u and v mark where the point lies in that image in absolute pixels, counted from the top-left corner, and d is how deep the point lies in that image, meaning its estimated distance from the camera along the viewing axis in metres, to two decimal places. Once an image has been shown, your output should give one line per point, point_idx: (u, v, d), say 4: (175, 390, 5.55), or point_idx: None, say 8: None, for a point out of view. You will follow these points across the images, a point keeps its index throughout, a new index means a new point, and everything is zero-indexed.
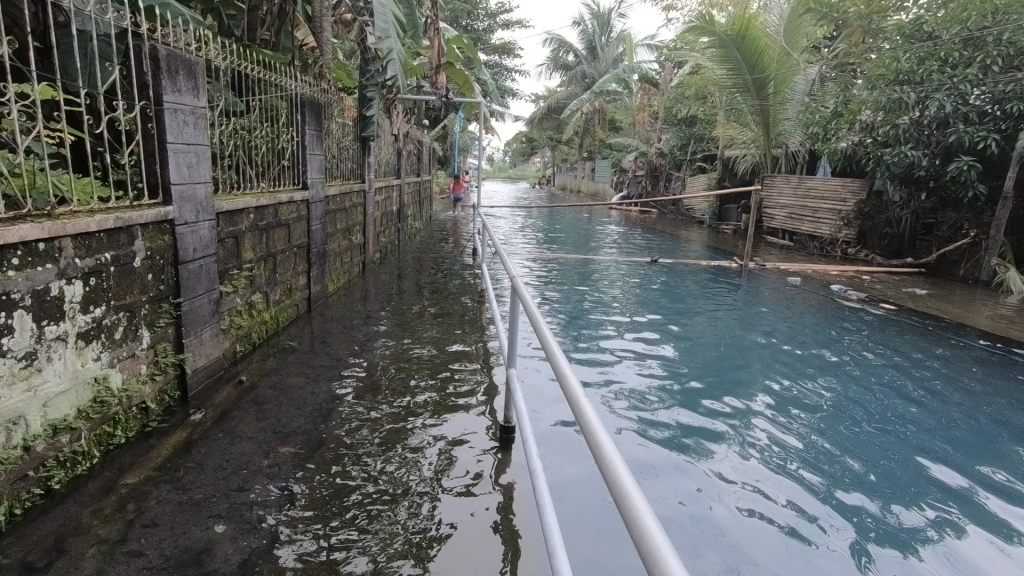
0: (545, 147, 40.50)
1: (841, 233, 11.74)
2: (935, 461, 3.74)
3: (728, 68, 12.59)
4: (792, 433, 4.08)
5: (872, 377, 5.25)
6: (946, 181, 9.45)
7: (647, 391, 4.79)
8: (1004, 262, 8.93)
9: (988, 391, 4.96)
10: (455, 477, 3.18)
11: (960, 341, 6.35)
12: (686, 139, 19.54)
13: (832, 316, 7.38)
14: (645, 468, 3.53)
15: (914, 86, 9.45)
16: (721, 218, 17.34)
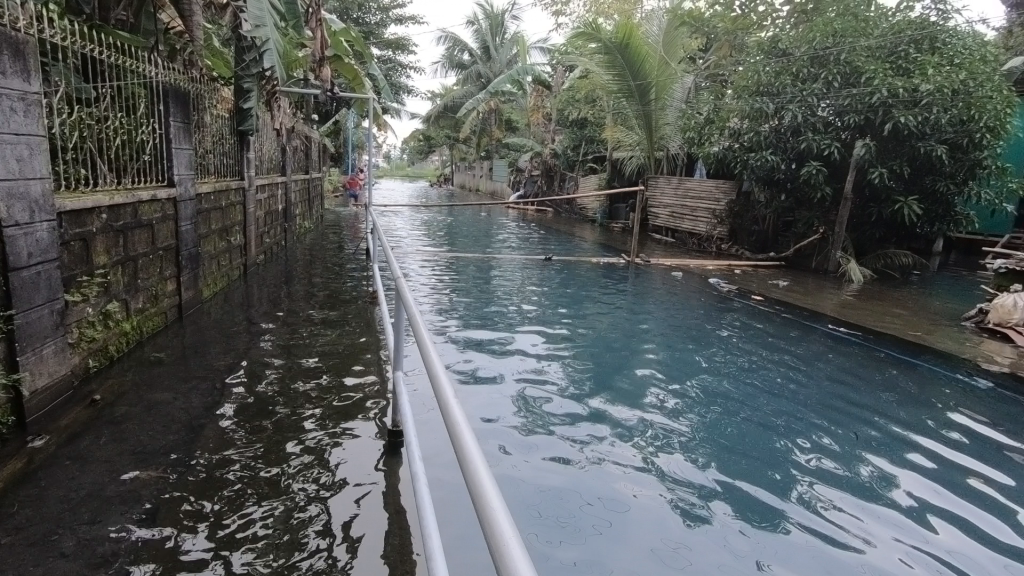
0: (442, 146, 40.27)
1: (715, 230, 12.77)
2: (793, 441, 4.11)
3: (614, 74, 13.21)
4: (672, 421, 4.32)
5: (742, 361, 5.75)
6: (800, 183, 10.59)
7: (541, 387, 4.87)
8: (846, 255, 10.20)
9: (835, 368, 5.63)
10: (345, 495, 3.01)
11: (814, 326, 7.15)
12: (578, 141, 20.30)
13: (708, 308, 8.03)
14: (541, 470, 3.54)
15: (773, 97, 10.47)
16: (611, 217, 18.24)
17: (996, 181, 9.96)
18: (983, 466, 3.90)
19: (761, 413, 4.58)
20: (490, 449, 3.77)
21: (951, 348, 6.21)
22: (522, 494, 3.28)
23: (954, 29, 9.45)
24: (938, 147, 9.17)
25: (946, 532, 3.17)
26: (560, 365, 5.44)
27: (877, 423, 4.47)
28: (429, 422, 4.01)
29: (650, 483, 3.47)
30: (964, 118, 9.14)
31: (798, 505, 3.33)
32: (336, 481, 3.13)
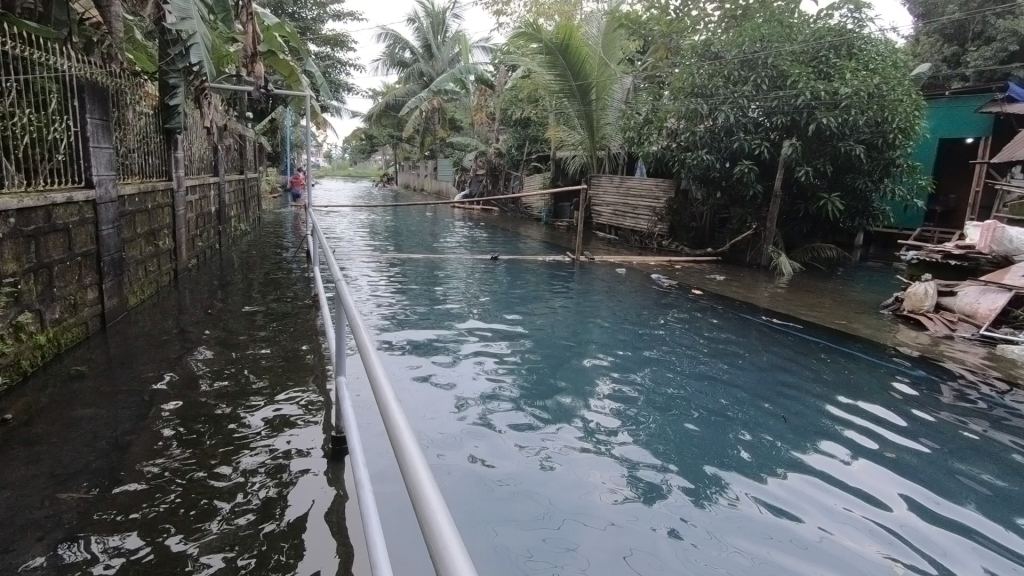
0: (385, 146, 39.57)
1: (656, 227, 13.14)
2: (731, 428, 4.27)
3: (555, 74, 13.37)
4: (618, 414, 4.41)
5: (684, 354, 5.93)
6: (733, 181, 11.06)
7: (488, 386, 4.86)
8: (777, 249, 10.73)
9: (769, 357, 5.90)
10: (288, 506, 2.89)
11: (748, 318, 7.49)
12: (522, 140, 20.45)
13: (650, 302, 8.26)
14: (493, 471, 3.53)
15: (706, 99, 10.86)
16: (556, 215, 18.49)
17: (908, 178, 10.73)
18: (907, 440, 4.16)
19: (701, 402, 4.74)
20: (440, 452, 3.72)
21: (871, 334, 6.65)
22: (474, 496, 3.25)
23: (868, 37, 10.12)
24: (856, 146, 9.79)
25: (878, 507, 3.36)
26: (508, 363, 5.43)
27: (808, 406, 4.72)
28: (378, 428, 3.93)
29: (601, 477, 3.52)
30: (879, 120, 9.80)
31: (742, 490, 3.46)
32: (279, 494, 2.99)
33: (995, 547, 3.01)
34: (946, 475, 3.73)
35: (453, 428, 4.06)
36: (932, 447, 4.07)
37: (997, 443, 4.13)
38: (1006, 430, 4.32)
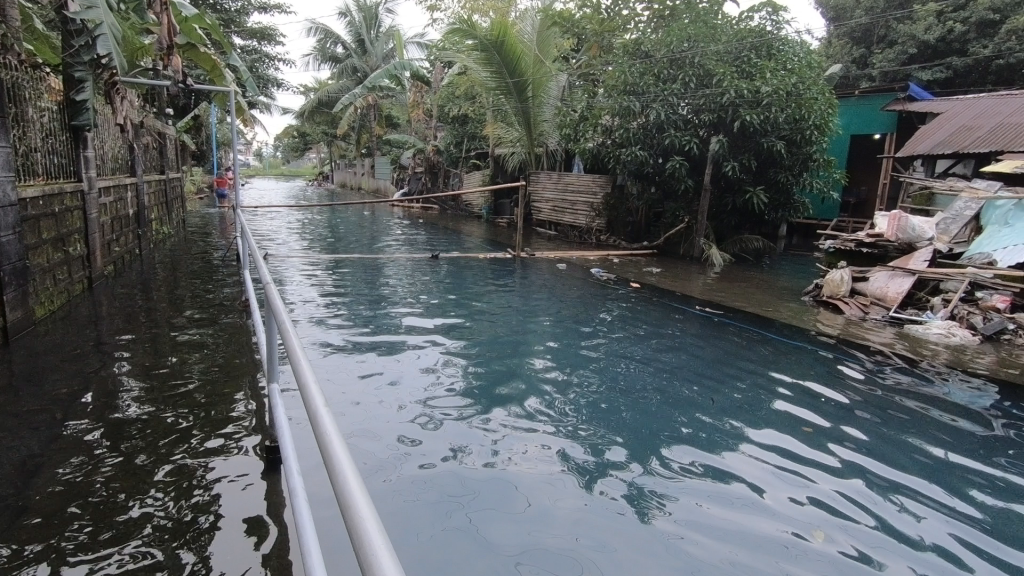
0: (318, 143, 38.34)
1: (594, 222, 13.41)
2: (669, 412, 4.44)
3: (492, 71, 13.35)
4: (563, 404, 4.49)
5: (624, 346, 6.05)
6: (666, 176, 11.42)
7: (432, 383, 4.83)
8: (708, 241, 11.20)
9: (703, 346, 6.12)
10: (224, 524, 2.75)
11: (683, 308, 7.79)
12: (460, 137, 20.34)
13: (590, 296, 8.45)
14: (439, 469, 3.49)
15: (638, 96, 11.15)
16: (496, 212, 18.54)
17: (824, 172, 11.43)
18: (831, 418, 4.42)
19: (640, 389, 4.88)
20: (384, 453, 3.65)
21: (794, 319, 7.08)
22: (420, 496, 3.20)
23: (785, 38, 10.68)
24: (777, 142, 10.33)
25: (808, 479, 3.56)
26: (450, 362, 5.36)
27: (740, 388, 4.97)
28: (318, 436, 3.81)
29: (548, 468, 3.54)
30: (797, 117, 10.39)
31: (684, 472, 3.57)
32: (214, 510, 2.84)
33: (909, 510, 3.26)
34: (866, 447, 3.99)
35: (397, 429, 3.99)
36: (849, 420, 4.40)
37: (906, 413, 4.50)
38: (913, 403, 4.68)
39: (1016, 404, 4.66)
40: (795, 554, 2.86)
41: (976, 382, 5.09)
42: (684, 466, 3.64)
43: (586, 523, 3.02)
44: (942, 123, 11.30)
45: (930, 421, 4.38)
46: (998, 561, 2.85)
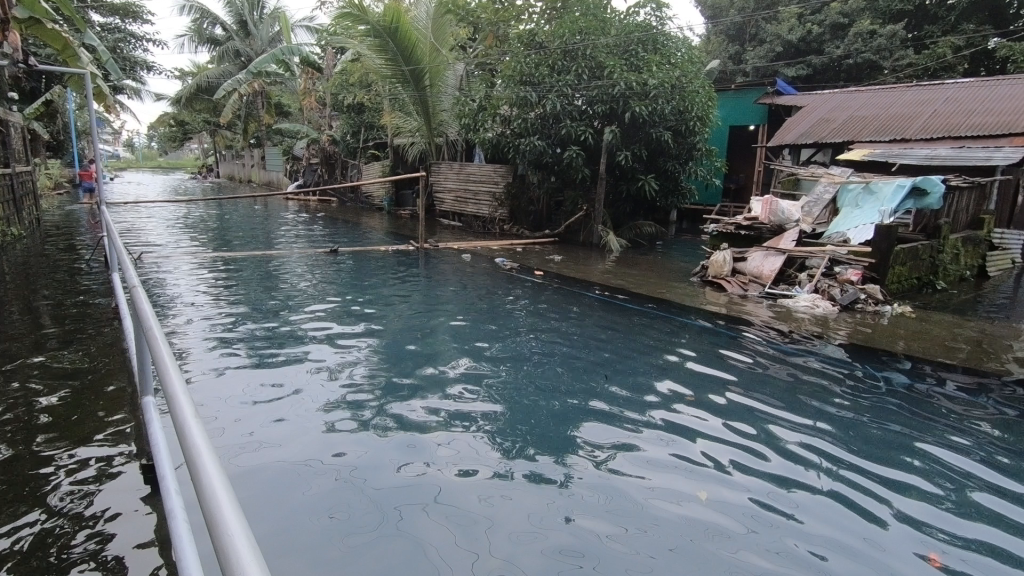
0: (200, 133, 35.38)
1: (497, 212, 13.49)
2: (575, 392, 4.60)
3: (386, 58, 12.95)
4: (473, 394, 4.49)
5: (528, 333, 6.17)
6: (563, 165, 11.71)
7: (338, 381, 4.66)
8: (606, 228, 11.66)
9: (603, 328, 6.39)
10: (106, 561, 2.50)
11: (585, 293, 8.09)
12: (357, 127, 19.61)
13: (496, 285, 8.52)
14: (344, 475, 3.35)
15: (535, 87, 11.34)
16: (398, 203, 18.12)
17: (707, 160, 12.27)
18: (719, 386, 4.81)
19: (546, 373, 5.00)
20: (282, 464, 3.44)
21: (685, 299, 7.58)
22: (323, 503, 3.07)
23: (669, 33, 11.29)
24: (665, 133, 10.96)
25: (701, 449, 3.81)
26: (354, 358, 5.19)
27: (639, 366, 5.24)
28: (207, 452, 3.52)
29: (456, 462, 3.52)
30: (682, 108, 11.07)
31: (589, 453, 3.69)
32: (94, 548, 2.57)
33: (790, 468, 3.58)
34: (751, 413, 4.33)
35: (297, 435, 3.79)
36: (736, 387, 4.78)
37: (782, 377, 4.98)
38: (789, 368, 5.18)
39: (867, 364, 5.30)
40: (694, 523, 3.05)
41: (836, 347, 5.73)
42: (588, 447, 3.76)
43: (497, 515, 3.04)
44: (805, 115, 12.51)
45: (803, 382, 4.88)
46: (861, 508, 3.22)
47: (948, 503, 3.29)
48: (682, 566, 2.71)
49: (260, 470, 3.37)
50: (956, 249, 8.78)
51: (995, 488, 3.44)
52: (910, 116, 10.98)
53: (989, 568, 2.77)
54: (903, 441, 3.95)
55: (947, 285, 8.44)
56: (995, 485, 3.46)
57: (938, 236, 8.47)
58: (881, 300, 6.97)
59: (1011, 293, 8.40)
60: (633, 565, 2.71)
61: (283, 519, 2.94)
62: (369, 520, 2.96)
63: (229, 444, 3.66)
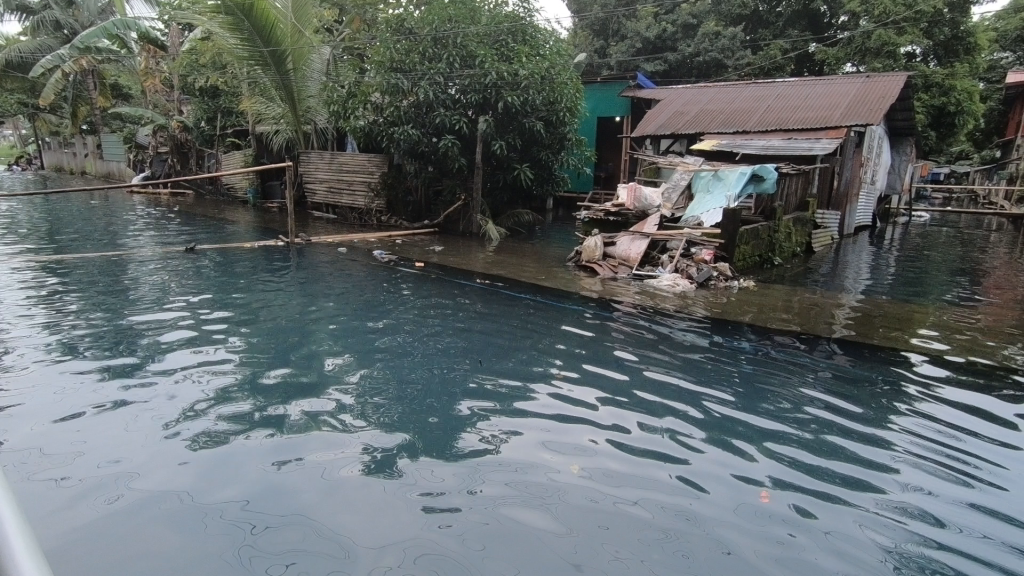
0: (14, 117, 30.29)
1: (373, 203, 13.05)
2: (462, 380, 4.59)
3: (241, 37, 11.90)
4: (356, 389, 4.33)
5: (408, 325, 6.05)
6: (439, 154, 11.59)
7: (205, 388, 4.27)
8: (484, 217, 11.75)
9: (484, 316, 6.45)
10: None
11: (466, 283, 8.10)
12: (212, 112, 17.93)
13: (374, 279, 8.26)
14: (213, 487, 3.07)
15: (406, 74, 11.11)
16: (265, 195, 16.89)
17: (578, 150, 12.81)
18: (595, 362, 5.05)
19: (427, 364, 4.94)
20: (144, 482, 3.09)
21: (561, 284, 7.88)
22: (199, 519, 2.81)
23: (537, 25, 11.56)
24: (537, 123, 11.28)
25: (586, 419, 3.98)
26: (222, 361, 4.79)
27: (522, 350, 5.34)
28: (46, 480, 3.07)
29: (342, 459, 3.37)
30: (552, 99, 11.44)
31: (479, 435, 3.71)
32: None
33: (663, 429, 3.88)
34: (624, 383, 4.61)
35: (155, 449, 3.42)
36: (610, 362, 5.06)
37: (650, 350, 5.35)
38: (656, 342, 5.58)
39: (720, 333, 5.88)
40: (580, 489, 3.18)
41: (695, 321, 6.29)
42: (480, 429, 3.79)
43: (386, 508, 2.94)
44: (663, 108, 13.49)
45: (668, 353, 5.28)
46: (726, 456, 3.55)
47: (795, 442, 3.74)
48: (576, 527, 2.86)
49: (113, 492, 3.00)
50: (789, 228, 10.01)
51: (835, 425, 3.99)
52: (749, 110, 12.29)
53: (825, 495, 3.18)
54: (754, 395, 4.43)
55: (783, 261, 9.60)
56: (833, 423, 4.00)
57: (774, 217, 9.58)
58: (730, 276, 7.75)
59: (832, 265, 9.74)
60: (521, 538, 2.76)
61: (149, 543, 2.64)
62: (242, 532, 2.73)
63: (71, 468, 3.21)
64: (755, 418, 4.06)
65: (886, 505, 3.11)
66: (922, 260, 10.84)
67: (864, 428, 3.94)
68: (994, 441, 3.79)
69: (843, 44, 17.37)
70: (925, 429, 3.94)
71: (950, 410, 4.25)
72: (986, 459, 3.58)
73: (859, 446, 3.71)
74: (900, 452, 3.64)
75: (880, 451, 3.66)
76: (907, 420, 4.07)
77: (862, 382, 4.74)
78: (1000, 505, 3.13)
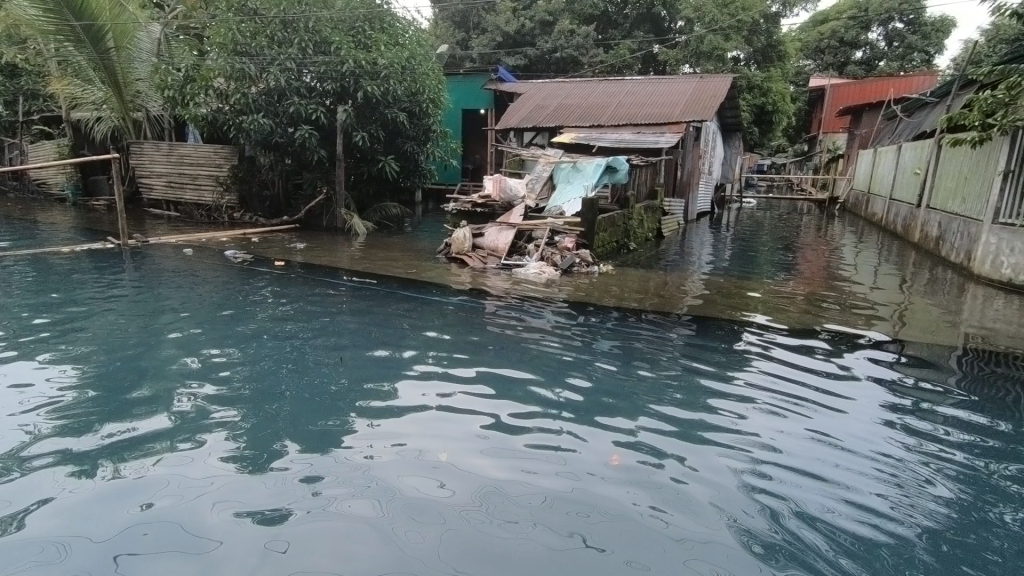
0: None
1: (223, 198, 11.94)
2: (336, 375, 4.39)
3: (42, 8, 10.21)
4: (221, 394, 3.99)
5: (270, 326, 5.65)
6: (296, 146, 10.91)
7: (33, 411, 3.69)
8: (349, 211, 11.29)
9: (353, 313, 6.22)
10: None
11: (332, 280, 7.75)
12: (12, 96, 15.26)
13: (227, 280, 7.60)
14: (56, 521, 2.65)
15: (253, 58, 10.30)
16: (89, 192, 14.77)
17: (444, 142, 12.79)
18: (469, 349, 5.11)
19: (294, 363, 4.66)
20: None
21: (432, 276, 7.84)
22: (44, 557, 2.43)
23: (395, 13, 11.30)
24: (399, 114, 11.05)
25: (476, 399, 4.05)
26: (45, 382, 4.15)
27: (397, 342, 5.23)
28: None
29: (220, 469, 3.10)
30: (414, 90, 11.27)
31: (367, 427, 3.59)
32: None
33: (546, 402, 4.03)
34: (498, 364, 4.71)
35: None
36: (485, 347, 5.13)
37: (522, 334, 5.52)
38: (526, 327, 5.77)
39: (583, 316, 6.23)
40: (479, 465, 3.23)
41: (560, 305, 6.59)
42: (365, 421, 3.67)
43: (276, 512, 2.76)
44: (525, 102, 13.91)
45: (538, 336, 5.48)
46: (609, 418, 3.81)
47: (666, 402, 4.07)
48: (473, 503, 2.88)
49: None
50: (641, 216, 10.85)
51: (694, 383, 4.42)
52: (603, 105, 13.07)
53: (694, 441, 3.54)
54: (618, 365, 4.76)
55: (637, 246, 10.39)
56: (696, 383, 4.42)
57: (628, 205, 10.32)
58: (591, 262, 8.22)
59: (679, 248, 10.74)
60: (419, 522, 2.72)
61: None
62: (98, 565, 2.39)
63: None
64: (624, 383, 4.37)
65: (743, 445, 3.51)
66: (752, 241, 12.33)
67: (722, 383, 4.44)
68: (820, 384, 4.46)
69: (681, 47, 19.10)
70: (765, 380, 4.51)
71: (784, 363, 4.88)
72: (815, 398, 4.21)
73: (716, 399, 4.15)
74: (751, 400, 4.13)
75: (736, 401, 4.13)
76: (754, 374, 4.61)
77: (706, 347, 5.29)
78: (830, 434, 3.67)
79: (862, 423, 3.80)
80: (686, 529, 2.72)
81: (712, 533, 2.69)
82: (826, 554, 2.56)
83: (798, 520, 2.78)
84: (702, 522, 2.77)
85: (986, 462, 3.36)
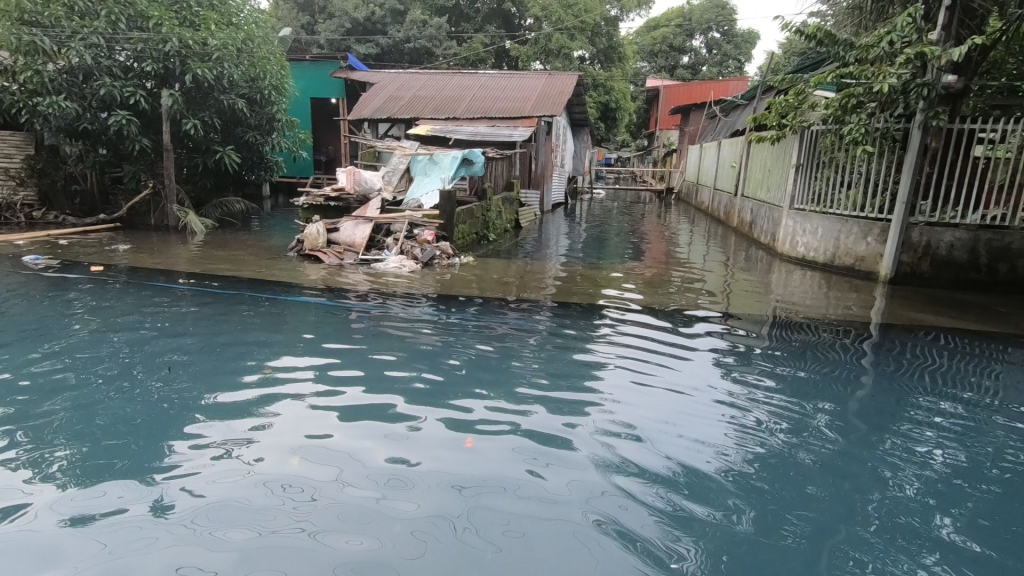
0: None
1: (17, 195, 9.93)
2: (174, 382, 3.92)
3: None
4: (25, 415, 3.36)
5: (87, 335, 4.89)
6: (111, 134, 9.55)
7: None
8: (182, 208, 10.16)
9: (194, 316, 5.61)
10: None
11: (166, 284, 6.94)
12: None
13: (28, 290, 6.46)
14: None
15: (46, 31, 8.79)
16: None
17: (290, 132, 12.04)
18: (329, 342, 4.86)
19: (118, 371, 4.08)
20: None
21: (285, 275, 7.36)
22: None
23: None
24: (237, 101, 10.14)
25: (339, 392, 3.84)
26: None
27: (245, 341, 4.81)
28: None
29: (23, 501, 2.60)
30: (253, 76, 10.46)
31: (219, 433, 3.25)
32: None
33: (415, 386, 3.94)
34: (358, 354, 4.54)
35: None
36: (345, 339, 4.91)
37: (385, 325, 5.39)
38: (388, 319, 5.65)
39: (446, 306, 6.26)
40: (355, 455, 3.08)
41: (424, 298, 6.55)
42: (215, 426, 3.32)
43: (115, 536, 2.40)
44: (378, 92, 13.55)
45: (401, 326, 5.39)
46: (478, 398, 3.82)
47: (533, 376, 4.20)
48: (349, 495, 2.74)
49: None
50: (499, 207, 11.13)
51: (555, 357, 4.63)
52: (457, 98, 13.17)
53: (563, 409, 3.69)
54: (482, 346, 4.82)
55: (497, 237, 10.66)
56: (560, 357, 4.62)
57: (486, 197, 10.54)
58: (452, 254, 8.26)
59: (536, 237, 11.21)
60: (289, 523, 2.52)
61: None
62: None
63: None
64: (490, 363, 4.42)
65: (608, 407, 3.73)
66: (602, 229, 13.25)
67: (583, 354, 4.69)
68: (665, 350, 4.92)
69: (531, 43, 19.83)
70: (622, 351, 4.85)
71: (632, 336, 5.32)
72: (661, 360, 4.64)
73: (582, 369, 4.38)
74: (612, 368, 4.42)
75: (598, 369, 4.39)
76: (610, 346, 4.95)
77: (563, 326, 5.57)
78: (680, 391, 4.04)
79: (705, 379, 4.24)
80: (562, 487, 2.84)
81: (587, 486, 2.85)
82: (684, 492, 2.82)
83: (661, 464, 3.06)
84: (576, 479, 2.90)
85: (804, 400, 3.94)
